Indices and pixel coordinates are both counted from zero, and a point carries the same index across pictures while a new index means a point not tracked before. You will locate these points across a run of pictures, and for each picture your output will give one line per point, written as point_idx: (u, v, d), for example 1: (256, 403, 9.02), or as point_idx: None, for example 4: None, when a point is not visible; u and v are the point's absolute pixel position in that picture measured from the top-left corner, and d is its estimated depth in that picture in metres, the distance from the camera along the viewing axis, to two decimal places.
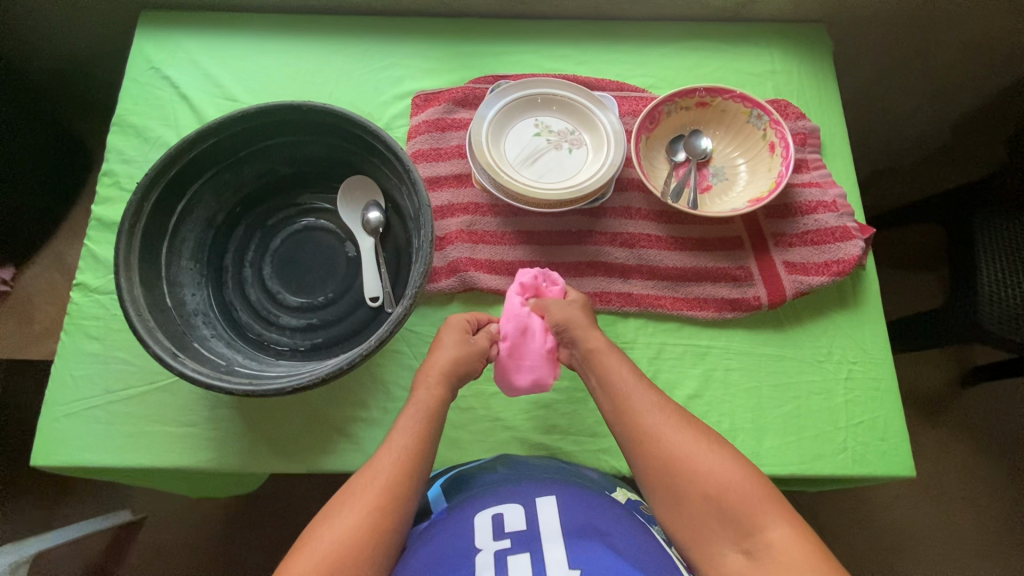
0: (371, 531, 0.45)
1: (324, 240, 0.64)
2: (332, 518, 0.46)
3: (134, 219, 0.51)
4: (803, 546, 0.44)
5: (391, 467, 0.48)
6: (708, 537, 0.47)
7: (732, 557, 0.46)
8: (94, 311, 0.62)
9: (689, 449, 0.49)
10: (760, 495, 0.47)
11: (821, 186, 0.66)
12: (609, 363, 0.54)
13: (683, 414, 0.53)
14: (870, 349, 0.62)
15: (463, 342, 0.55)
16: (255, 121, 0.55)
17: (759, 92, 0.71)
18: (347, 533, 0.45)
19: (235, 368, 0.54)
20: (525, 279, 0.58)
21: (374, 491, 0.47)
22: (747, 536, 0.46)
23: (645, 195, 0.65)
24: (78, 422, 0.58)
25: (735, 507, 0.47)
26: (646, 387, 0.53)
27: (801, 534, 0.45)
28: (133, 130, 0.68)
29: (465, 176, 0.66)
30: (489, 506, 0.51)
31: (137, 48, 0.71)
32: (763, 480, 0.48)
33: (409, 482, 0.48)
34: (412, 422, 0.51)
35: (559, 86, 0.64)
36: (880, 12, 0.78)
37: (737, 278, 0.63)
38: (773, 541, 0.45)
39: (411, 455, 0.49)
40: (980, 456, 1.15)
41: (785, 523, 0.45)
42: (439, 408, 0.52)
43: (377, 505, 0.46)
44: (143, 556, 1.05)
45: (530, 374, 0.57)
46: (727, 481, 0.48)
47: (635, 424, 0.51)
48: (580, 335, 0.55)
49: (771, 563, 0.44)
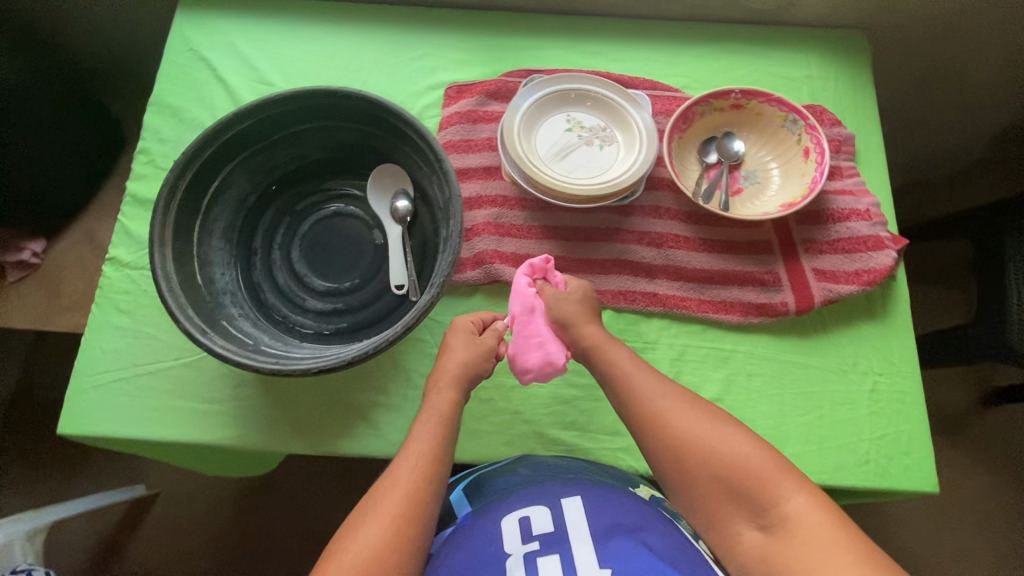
0: (396, 540, 0.45)
1: (352, 226, 0.64)
2: (355, 531, 0.45)
3: (170, 196, 0.52)
4: (823, 516, 0.44)
5: (411, 475, 0.48)
6: (725, 515, 0.47)
7: (749, 533, 0.46)
8: (125, 286, 0.63)
9: (697, 428, 0.50)
10: (772, 469, 0.47)
11: (855, 194, 0.65)
12: (608, 355, 0.54)
13: (688, 394, 0.53)
14: (897, 360, 0.61)
15: (462, 348, 0.55)
16: (291, 104, 0.56)
17: (794, 96, 0.71)
18: (372, 544, 0.44)
19: (262, 347, 0.54)
20: (535, 261, 0.58)
21: (396, 499, 0.47)
22: (763, 512, 0.46)
23: (675, 195, 0.65)
24: (105, 393, 0.59)
25: (748, 483, 0.47)
26: (648, 371, 0.54)
27: (819, 504, 0.45)
28: (170, 110, 0.69)
29: (494, 169, 0.66)
30: (515, 510, 0.51)
31: (176, 29, 0.72)
32: (771, 452, 0.48)
33: (429, 488, 0.48)
34: (428, 429, 0.51)
35: (594, 83, 0.64)
36: (921, 21, 0.76)
37: (765, 283, 0.62)
38: (790, 514, 0.45)
39: (430, 459, 0.49)
40: (999, 476, 1.13)
41: (799, 494, 0.46)
42: (454, 413, 0.52)
43: (399, 513, 0.46)
44: (153, 531, 1.06)
45: (541, 351, 0.55)
46: (737, 459, 0.48)
47: (641, 407, 0.51)
48: (575, 331, 0.55)
49: (790, 536, 0.44)
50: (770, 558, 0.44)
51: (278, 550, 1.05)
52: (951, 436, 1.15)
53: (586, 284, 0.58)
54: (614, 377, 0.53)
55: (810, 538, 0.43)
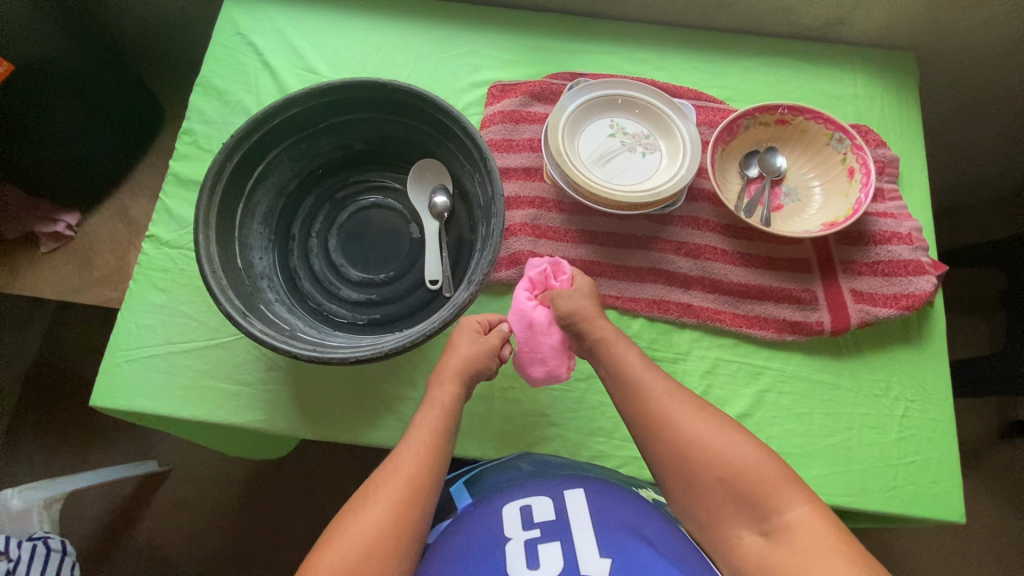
0: (395, 523, 0.45)
1: (390, 219, 0.65)
2: (355, 512, 0.46)
3: (217, 177, 0.53)
4: (824, 531, 0.43)
5: (413, 461, 0.48)
6: (725, 517, 0.47)
7: (750, 538, 0.46)
8: (164, 263, 0.63)
9: (702, 431, 0.49)
10: (777, 477, 0.47)
11: (896, 218, 0.64)
12: (614, 350, 0.53)
13: (695, 396, 0.52)
14: (931, 390, 0.60)
15: (468, 346, 0.54)
16: (338, 94, 0.56)
17: (839, 115, 0.70)
18: (371, 526, 0.45)
19: (297, 334, 0.55)
20: (534, 275, 0.57)
21: (397, 483, 0.47)
22: (766, 518, 0.45)
23: (715, 207, 0.65)
24: (138, 368, 0.60)
25: (751, 488, 0.46)
26: (656, 371, 0.53)
27: (823, 515, 0.44)
28: (215, 93, 0.69)
29: (534, 170, 0.66)
30: (517, 498, 0.52)
31: (226, 12, 0.72)
32: (777, 462, 0.48)
33: (431, 476, 0.48)
34: (430, 419, 0.51)
35: (641, 90, 0.64)
36: (970, 46, 0.76)
37: (801, 301, 0.62)
38: (792, 523, 0.44)
39: (432, 447, 0.49)
40: (1016, 509, 1.12)
41: (802, 503, 0.45)
42: (455, 404, 0.52)
43: (400, 497, 0.46)
44: (164, 507, 1.07)
45: (542, 367, 0.56)
46: (740, 463, 0.47)
47: (648, 407, 0.51)
48: (586, 327, 0.54)
49: (790, 544, 0.44)
50: (768, 563, 0.44)
51: (285, 535, 1.06)
52: (968, 466, 1.14)
53: (592, 282, 0.57)
54: (620, 375, 0.53)
55: (811, 546, 0.43)
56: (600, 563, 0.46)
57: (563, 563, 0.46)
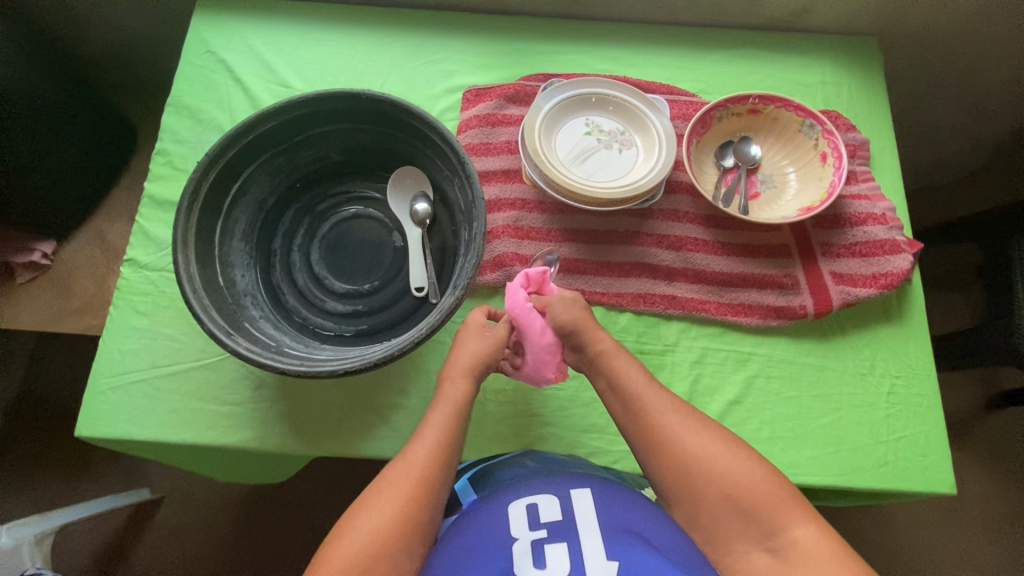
0: (407, 521, 0.46)
1: (372, 229, 0.64)
2: (368, 507, 0.47)
3: (192, 197, 0.52)
4: (827, 546, 0.45)
5: (426, 460, 0.49)
6: (730, 532, 0.48)
7: (757, 555, 0.47)
8: (144, 287, 0.62)
9: (707, 449, 0.50)
10: (781, 497, 0.48)
11: (870, 199, 0.66)
12: (617, 366, 0.54)
13: (696, 413, 0.53)
14: (913, 364, 0.61)
15: (475, 345, 0.54)
16: (313, 107, 0.56)
17: (809, 101, 0.71)
18: (383, 523, 0.46)
19: (284, 349, 0.54)
20: (532, 271, 0.56)
21: (408, 481, 0.48)
22: (772, 535, 0.46)
23: (693, 199, 0.65)
24: (123, 395, 0.59)
25: (759, 507, 0.47)
26: (659, 389, 0.54)
27: (826, 534, 0.46)
28: (187, 111, 0.69)
29: (513, 172, 0.66)
30: (523, 496, 0.50)
31: (194, 31, 0.72)
32: (780, 481, 0.49)
33: (441, 476, 0.49)
34: (441, 418, 0.51)
35: (614, 88, 0.65)
36: (929, 29, 0.78)
37: (783, 286, 0.63)
38: (798, 540, 0.46)
39: (443, 448, 0.50)
40: (1005, 478, 1.14)
41: (806, 522, 0.46)
42: (466, 402, 0.53)
43: (412, 497, 0.47)
44: (159, 534, 1.05)
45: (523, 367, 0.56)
46: (749, 482, 0.48)
47: (651, 425, 0.51)
48: (588, 338, 0.55)
49: (797, 561, 0.45)
50: None
51: (285, 555, 1.04)
52: (957, 439, 1.16)
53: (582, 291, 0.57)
54: (625, 392, 0.53)
55: (816, 562, 0.44)
56: (607, 566, 0.45)
57: (569, 565, 0.45)
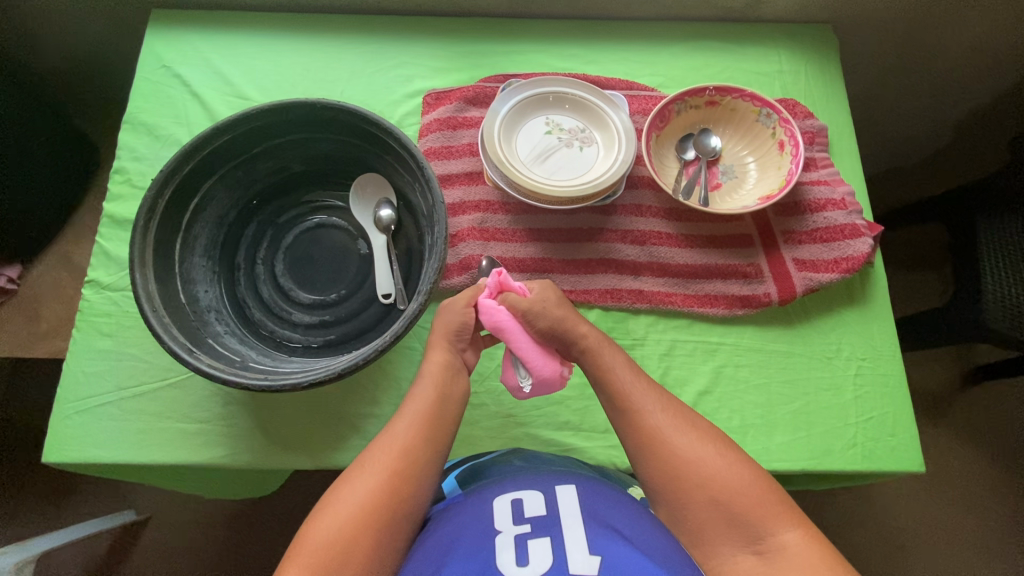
0: (389, 498, 0.47)
1: (336, 238, 0.64)
2: (354, 477, 0.48)
3: (149, 215, 0.51)
4: (814, 553, 0.46)
5: (408, 433, 0.50)
6: (716, 535, 0.48)
7: (742, 557, 0.47)
8: (107, 308, 0.62)
9: (697, 451, 0.50)
10: (770, 502, 0.48)
11: (830, 184, 0.67)
12: (603, 359, 0.54)
13: (683, 409, 0.53)
14: (879, 347, 0.62)
15: (453, 327, 0.54)
16: (268, 119, 0.55)
17: (767, 91, 0.72)
18: (366, 499, 0.47)
19: (249, 364, 0.54)
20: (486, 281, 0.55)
21: (390, 455, 0.49)
22: (758, 538, 0.47)
23: (656, 193, 0.66)
24: (90, 418, 0.58)
25: (748, 512, 0.47)
26: (647, 384, 0.54)
27: (813, 538, 0.47)
28: (144, 128, 0.68)
29: (476, 174, 0.66)
30: (508, 492, 0.50)
31: (147, 46, 0.71)
32: (771, 485, 0.49)
33: (424, 449, 0.50)
34: (425, 391, 0.52)
35: (571, 85, 0.65)
36: (883, 14, 0.79)
37: (747, 275, 0.63)
38: (787, 544, 0.46)
39: (426, 423, 0.50)
40: (985, 452, 1.16)
41: (794, 527, 0.47)
42: (445, 371, 0.53)
43: (395, 469, 0.48)
44: (148, 555, 1.04)
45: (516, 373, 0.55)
46: (738, 485, 0.48)
47: (637, 423, 0.52)
48: (571, 334, 0.54)
49: (782, 564, 0.45)
50: None
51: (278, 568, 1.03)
52: (938, 417, 1.18)
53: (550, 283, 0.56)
54: (612, 389, 0.53)
55: (803, 566, 0.45)
56: (588, 561, 0.44)
57: (551, 560, 0.45)
